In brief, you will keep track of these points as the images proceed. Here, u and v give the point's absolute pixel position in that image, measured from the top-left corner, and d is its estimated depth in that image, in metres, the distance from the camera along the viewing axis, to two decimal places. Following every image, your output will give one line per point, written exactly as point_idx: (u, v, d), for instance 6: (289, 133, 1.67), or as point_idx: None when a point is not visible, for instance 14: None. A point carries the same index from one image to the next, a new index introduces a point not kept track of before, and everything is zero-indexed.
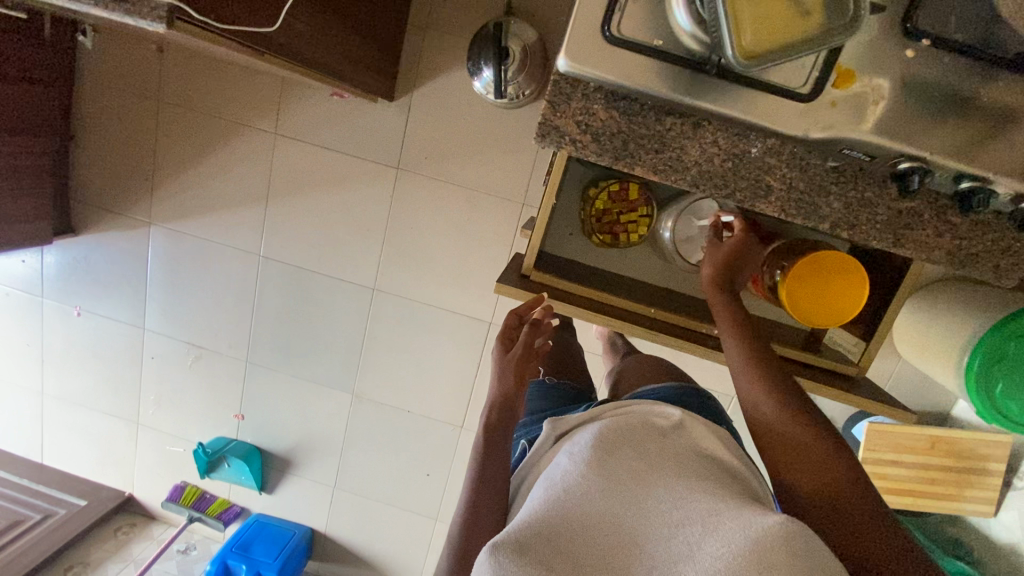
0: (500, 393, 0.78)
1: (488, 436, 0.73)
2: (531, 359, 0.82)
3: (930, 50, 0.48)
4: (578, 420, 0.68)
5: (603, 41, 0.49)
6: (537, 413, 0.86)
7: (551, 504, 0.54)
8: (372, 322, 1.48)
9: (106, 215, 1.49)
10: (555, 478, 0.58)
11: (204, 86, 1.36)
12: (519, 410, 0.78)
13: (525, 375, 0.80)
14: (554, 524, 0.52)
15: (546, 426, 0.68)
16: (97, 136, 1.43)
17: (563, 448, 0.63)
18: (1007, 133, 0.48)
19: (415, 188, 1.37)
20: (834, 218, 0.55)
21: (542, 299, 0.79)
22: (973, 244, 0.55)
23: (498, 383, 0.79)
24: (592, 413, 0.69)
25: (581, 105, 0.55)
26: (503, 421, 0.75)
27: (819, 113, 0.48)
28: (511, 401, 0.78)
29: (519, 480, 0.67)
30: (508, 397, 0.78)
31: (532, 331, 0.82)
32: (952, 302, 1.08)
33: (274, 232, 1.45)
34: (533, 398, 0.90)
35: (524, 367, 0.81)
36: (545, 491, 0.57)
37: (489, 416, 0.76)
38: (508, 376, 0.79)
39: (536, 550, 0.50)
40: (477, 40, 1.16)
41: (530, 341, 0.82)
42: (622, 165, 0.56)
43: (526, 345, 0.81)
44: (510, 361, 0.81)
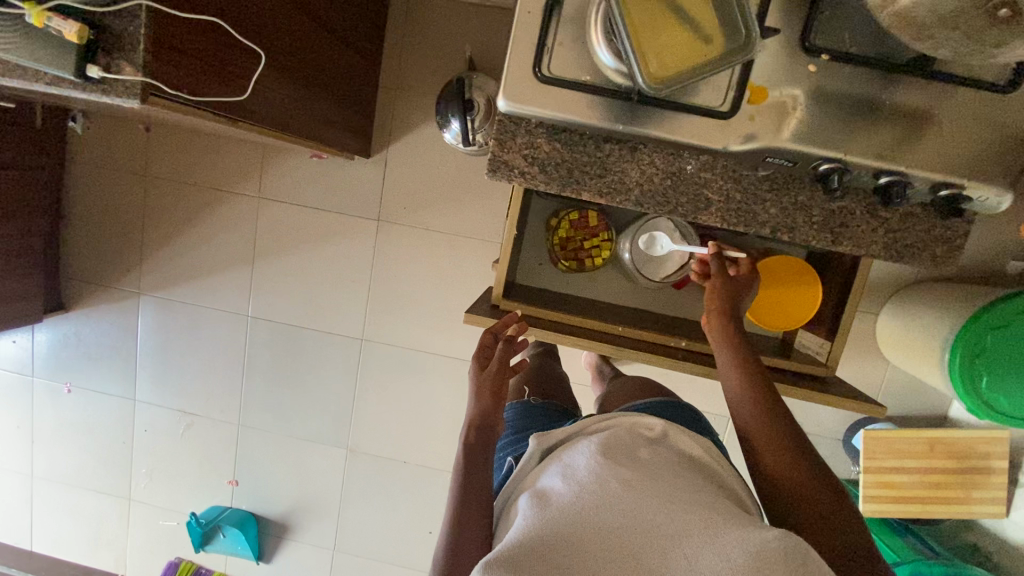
0: (477, 413, 0.73)
1: (467, 451, 0.69)
2: (508, 375, 0.77)
3: (830, 64, 0.51)
4: (563, 437, 0.69)
5: (536, 81, 0.54)
6: (521, 430, 0.85)
7: (541, 517, 0.54)
8: (362, 373, 1.49)
9: (95, 290, 1.52)
10: (542, 496, 0.58)
11: (189, 160, 1.43)
12: (500, 427, 0.73)
13: (503, 392, 0.75)
14: (545, 532, 0.52)
15: (531, 443, 0.69)
16: (88, 215, 1.48)
17: (549, 467, 0.63)
18: (915, 128, 0.52)
19: (396, 238, 1.42)
20: (772, 222, 0.58)
21: (515, 316, 0.80)
22: (906, 236, 0.58)
23: (474, 403, 0.74)
24: (576, 427, 0.70)
25: (526, 140, 0.59)
26: (481, 440, 0.71)
27: (739, 127, 0.53)
28: (490, 419, 0.73)
29: (503, 499, 0.66)
30: (487, 416, 0.72)
31: (506, 346, 0.78)
32: (928, 301, 1.12)
33: (260, 293, 1.48)
34: (516, 419, 0.88)
35: (501, 385, 0.75)
36: (533, 505, 0.57)
37: (466, 437, 0.71)
38: (484, 395, 0.74)
39: (527, 562, 0.50)
40: (442, 96, 1.24)
41: (506, 357, 0.77)
42: (570, 192, 0.60)
43: (502, 362, 0.76)
44: (485, 379, 0.75)
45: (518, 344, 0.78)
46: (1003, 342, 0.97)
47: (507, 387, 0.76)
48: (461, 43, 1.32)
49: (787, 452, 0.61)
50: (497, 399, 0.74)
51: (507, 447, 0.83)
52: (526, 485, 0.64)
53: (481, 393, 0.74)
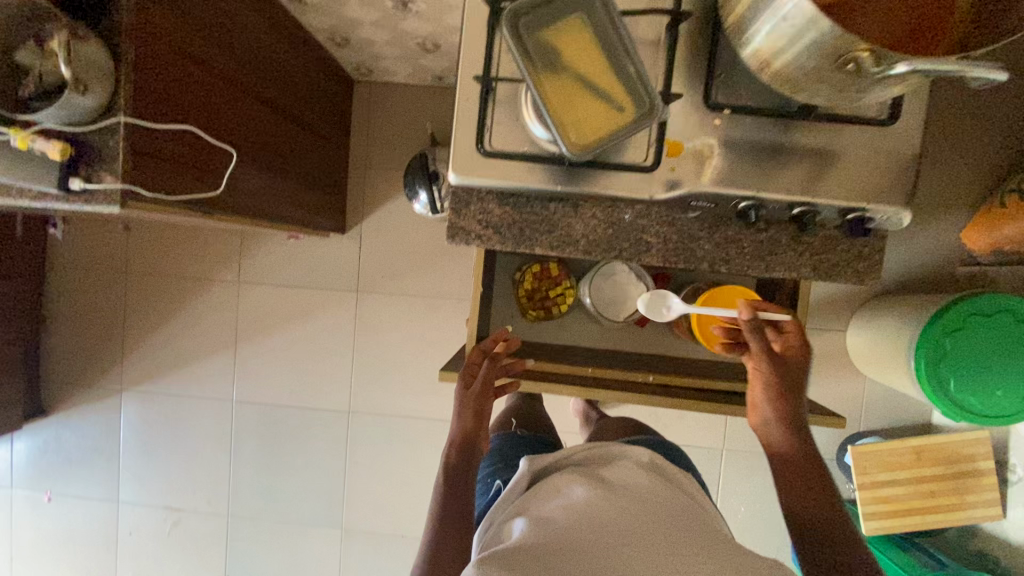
0: (459, 432, 0.78)
1: (451, 473, 0.76)
2: (492, 395, 0.80)
3: (733, 116, 0.59)
4: (551, 464, 0.78)
5: (480, 156, 0.61)
6: (506, 456, 0.94)
7: (540, 534, 0.61)
8: (351, 446, 1.48)
9: (76, 391, 1.51)
10: (541, 517, 0.65)
11: (169, 252, 1.48)
12: (480, 447, 0.79)
13: (485, 412, 0.79)
14: (544, 544, 0.59)
15: (523, 464, 0.77)
16: (69, 317, 1.50)
17: (545, 491, 0.71)
18: (813, 162, 0.58)
19: (376, 307, 1.45)
20: (709, 257, 0.64)
21: (504, 333, 0.83)
22: (831, 257, 0.63)
23: (458, 422, 0.79)
24: (563, 454, 0.79)
25: (478, 207, 0.65)
26: (462, 463, 0.77)
27: (663, 177, 0.59)
28: (472, 438, 0.79)
29: (490, 517, 0.72)
30: (467, 436, 0.78)
31: (492, 365, 0.81)
32: (889, 312, 1.17)
33: (244, 376, 1.49)
34: (504, 449, 0.96)
35: (484, 405, 0.79)
36: (532, 524, 0.64)
37: (449, 453, 0.78)
38: (466, 415, 0.78)
39: (524, 563, 0.57)
40: (408, 171, 1.32)
41: (490, 376, 0.80)
42: (523, 248, 0.66)
43: (487, 381, 0.80)
44: (468, 398, 0.79)
45: (503, 361, 0.82)
46: (961, 343, 1.02)
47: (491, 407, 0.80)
48: (423, 121, 1.43)
49: (805, 487, 0.69)
50: (479, 419, 0.78)
51: (494, 472, 0.91)
52: (519, 507, 0.71)
53: (463, 413, 0.78)
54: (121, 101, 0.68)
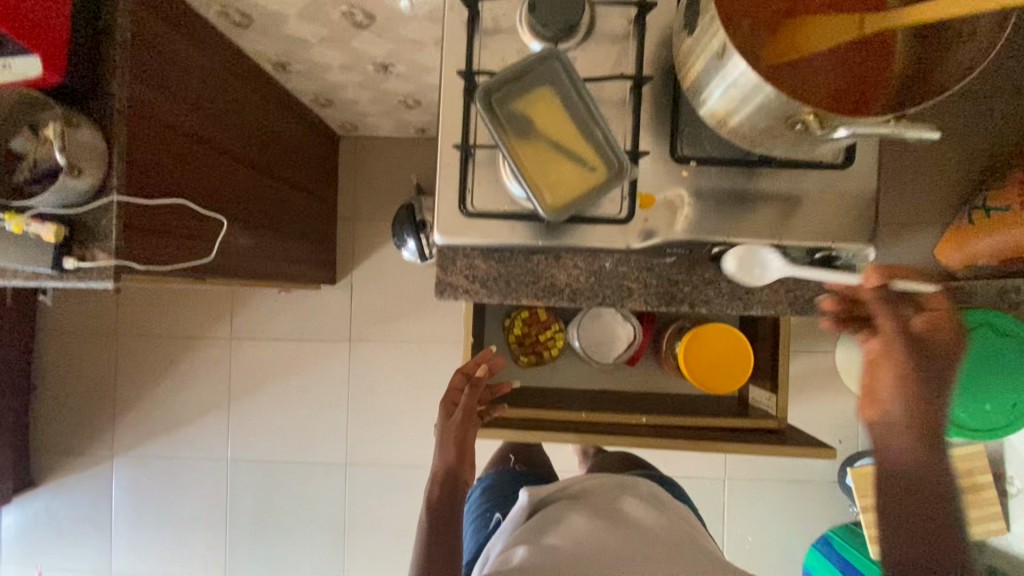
0: (441, 467, 0.79)
1: (436, 510, 0.76)
2: (474, 421, 0.81)
3: (700, 167, 0.62)
4: (548, 496, 0.79)
5: (464, 216, 0.63)
6: (504, 491, 0.96)
7: (540, 563, 0.64)
8: (350, 498, 1.45)
9: (66, 460, 1.48)
10: (541, 547, 0.67)
11: (159, 313, 1.48)
12: (464, 479, 0.80)
13: (468, 441, 0.80)
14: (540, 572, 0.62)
15: (523, 495, 0.78)
16: (58, 384, 1.49)
17: (545, 522, 0.73)
18: (779, 207, 0.62)
19: (369, 355, 1.46)
20: (689, 299, 0.67)
21: (487, 355, 0.83)
22: (805, 292, 0.66)
23: (441, 453, 0.80)
24: (559, 487, 0.80)
25: (464, 264, 0.68)
26: (446, 496, 0.78)
27: (638, 228, 0.62)
28: (455, 471, 0.79)
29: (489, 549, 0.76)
30: (450, 471, 0.79)
31: (473, 391, 0.82)
32: None
33: (238, 433, 1.47)
34: (501, 484, 0.98)
35: (465, 433, 0.80)
36: (531, 552, 0.66)
37: (432, 487, 0.79)
38: (448, 447, 0.79)
39: None
40: (395, 221, 1.35)
41: (471, 403, 0.81)
42: (511, 300, 0.68)
43: (468, 409, 0.81)
44: (451, 427, 0.80)
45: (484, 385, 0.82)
46: None
47: (473, 435, 0.81)
48: (408, 171, 1.47)
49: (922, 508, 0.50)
50: (461, 449, 0.80)
51: (492, 506, 0.93)
52: (517, 535, 0.73)
53: (445, 444, 0.79)
54: (114, 180, 0.71)
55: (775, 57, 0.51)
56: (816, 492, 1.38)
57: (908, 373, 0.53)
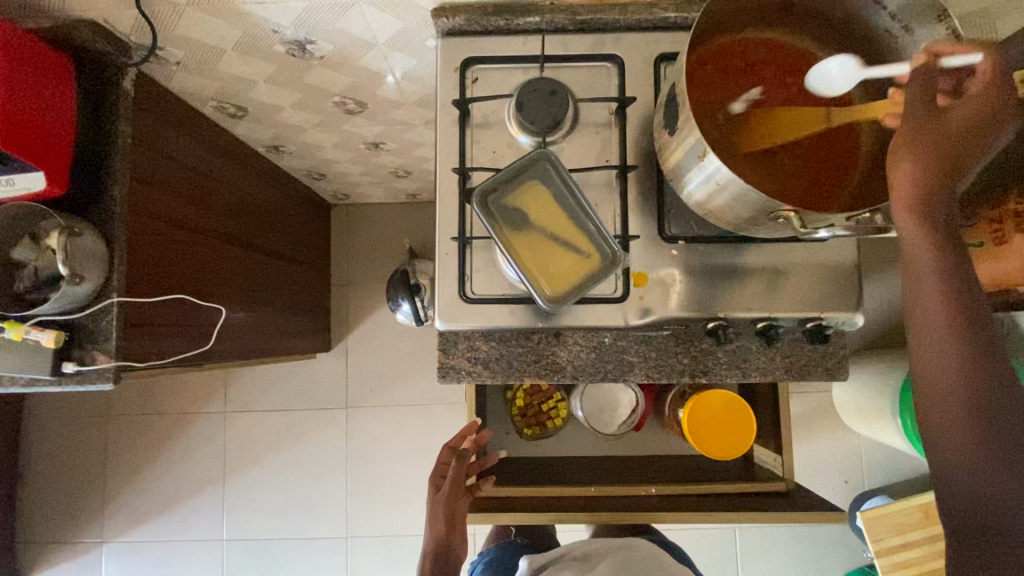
0: (433, 543, 0.80)
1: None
2: (462, 494, 0.81)
3: (689, 245, 0.65)
4: (551, 557, 0.85)
5: (463, 302, 0.65)
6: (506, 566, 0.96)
7: None
8: (353, 573, 1.40)
9: (52, 550, 1.42)
10: None
11: (151, 392, 1.45)
12: (456, 552, 0.81)
13: (456, 516, 0.80)
14: None
15: (523, 561, 0.84)
16: (45, 472, 1.44)
17: None
18: (765, 278, 0.64)
19: (368, 421, 1.44)
20: (689, 369, 0.68)
21: (470, 427, 0.82)
22: (800, 357, 0.68)
23: (431, 527, 0.81)
24: (562, 550, 0.85)
25: (466, 346, 0.69)
26: (440, 571, 0.80)
27: (635, 306, 0.64)
28: (445, 547, 0.80)
29: None
30: (441, 547, 0.80)
31: (460, 463, 0.81)
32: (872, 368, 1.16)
33: (235, 510, 1.43)
34: (505, 559, 0.97)
35: (454, 506, 0.80)
36: None
37: (425, 564, 0.81)
38: (438, 522, 0.80)
39: None
40: (389, 286, 1.36)
41: (457, 476, 0.81)
42: (513, 379, 0.69)
43: (456, 482, 0.81)
44: (439, 501, 0.81)
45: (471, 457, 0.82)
46: None
47: (461, 508, 0.81)
48: (400, 236, 1.50)
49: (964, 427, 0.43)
50: (450, 522, 0.80)
51: None
52: None
53: (434, 520, 0.80)
54: (114, 282, 0.72)
55: (758, 141, 0.54)
56: (828, 537, 1.36)
57: (931, 164, 0.44)
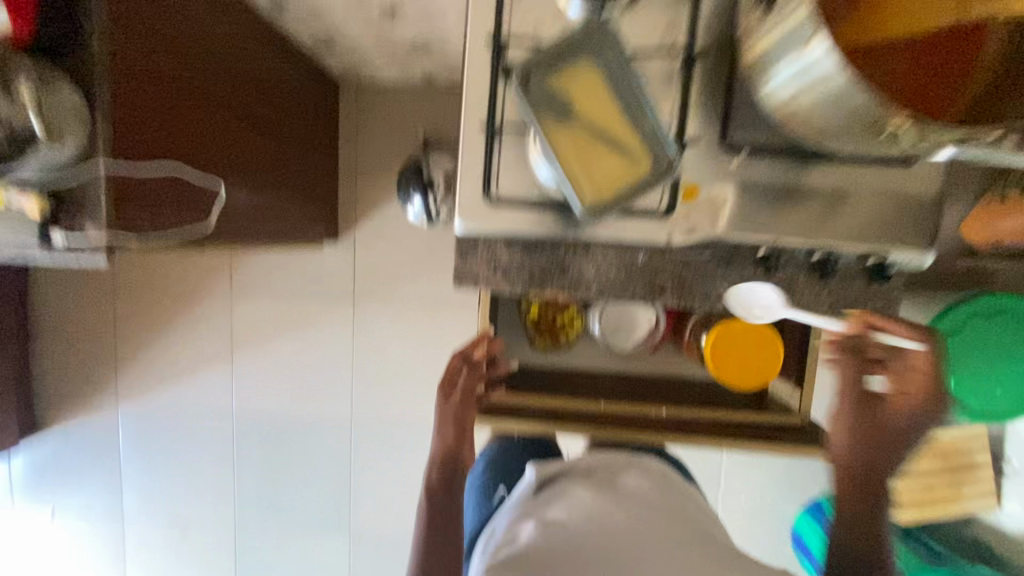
0: (440, 451, 0.78)
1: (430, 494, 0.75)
2: (472, 404, 0.80)
3: (752, 158, 0.56)
4: (557, 468, 0.79)
5: (486, 204, 0.58)
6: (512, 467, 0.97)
7: (546, 542, 0.64)
8: (356, 453, 1.48)
9: (71, 407, 1.49)
10: (549, 523, 0.67)
11: (156, 267, 1.43)
12: (464, 462, 0.78)
13: (466, 426, 0.79)
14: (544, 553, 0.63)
15: (530, 470, 0.78)
16: (56, 336, 1.46)
17: (555, 498, 0.72)
18: (833, 204, 0.57)
19: (375, 316, 1.43)
20: (725, 296, 0.63)
21: (485, 337, 0.79)
22: (847, 294, 0.63)
23: (439, 436, 0.78)
24: (570, 462, 0.79)
25: (486, 252, 0.63)
26: (446, 481, 0.76)
27: (679, 223, 0.57)
28: (453, 455, 0.78)
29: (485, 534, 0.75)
30: (449, 454, 0.77)
31: (472, 372, 0.79)
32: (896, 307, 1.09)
33: (243, 386, 1.47)
34: (503, 457, 0.99)
35: (464, 415, 0.79)
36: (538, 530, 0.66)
37: (430, 474, 0.77)
38: (447, 431, 0.78)
39: None
40: (401, 178, 1.28)
41: (469, 385, 0.79)
42: (535, 291, 0.64)
43: (466, 391, 0.79)
44: (449, 409, 0.79)
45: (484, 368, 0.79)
46: (965, 343, 0.95)
47: (471, 418, 0.79)
48: (414, 124, 1.38)
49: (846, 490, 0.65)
50: (461, 430, 0.78)
51: (496, 476, 0.96)
52: (526, 508, 0.72)
53: (443, 428, 0.78)
54: (98, 141, 0.65)
55: (866, 35, 0.46)
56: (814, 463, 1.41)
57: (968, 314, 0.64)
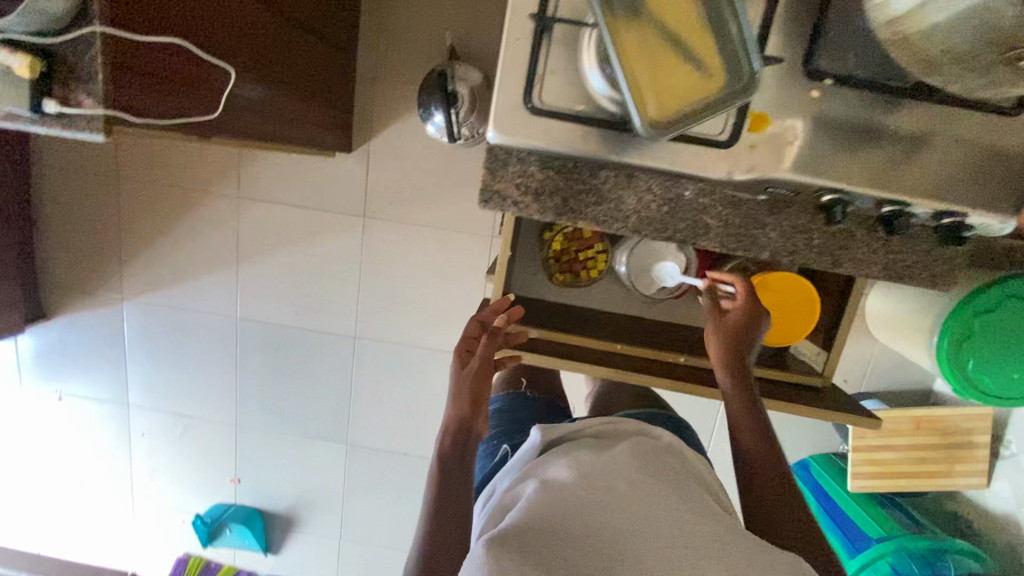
0: (454, 418, 0.79)
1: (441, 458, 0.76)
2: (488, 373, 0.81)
3: (835, 88, 0.50)
4: (565, 431, 0.76)
5: (526, 111, 0.51)
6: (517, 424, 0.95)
7: (548, 502, 0.61)
8: (357, 369, 1.48)
9: (75, 296, 1.48)
10: (551, 485, 0.63)
11: (159, 161, 1.37)
12: (476, 429, 0.79)
13: (481, 394, 0.80)
14: (546, 513, 0.59)
15: (535, 431, 0.75)
16: (58, 222, 1.42)
17: (558, 460, 0.69)
18: (912, 155, 0.50)
19: (385, 235, 1.39)
20: (772, 246, 0.58)
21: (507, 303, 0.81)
22: (906, 257, 0.57)
23: (454, 404, 0.80)
24: (577, 425, 0.77)
25: (517, 169, 0.57)
26: (458, 447, 0.77)
27: (740, 157, 0.51)
28: (466, 424, 0.79)
29: (486, 496, 0.73)
30: (462, 421, 0.79)
31: (490, 341, 0.80)
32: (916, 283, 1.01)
33: (248, 293, 1.45)
34: (514, 407, 0.99)
35: (480, 385, 0.80)
36: (540, 491, 0.63)
37: (443, 439, 0.78)
38: (462, 399, 0.79)
39: (528, 536, 0.56)
40: (423, 88, 1.18)
41: (486, 352, 0.80)
42: (565, 220, 0.59)
43: (484, 359, 0.80)
44: (465, 377, 0.80)
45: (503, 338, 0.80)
46: (991, 327, 0.92)
47: (486, 386, 0.80)
48: (441, 29, 1.25)
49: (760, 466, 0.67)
50: (476, 401, 0.80)
51: (501, 436, 0.93)
52: (529, 471, 0.69)
53: (459, 394, 0.80)
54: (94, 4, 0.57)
55: None
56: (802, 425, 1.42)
57: None
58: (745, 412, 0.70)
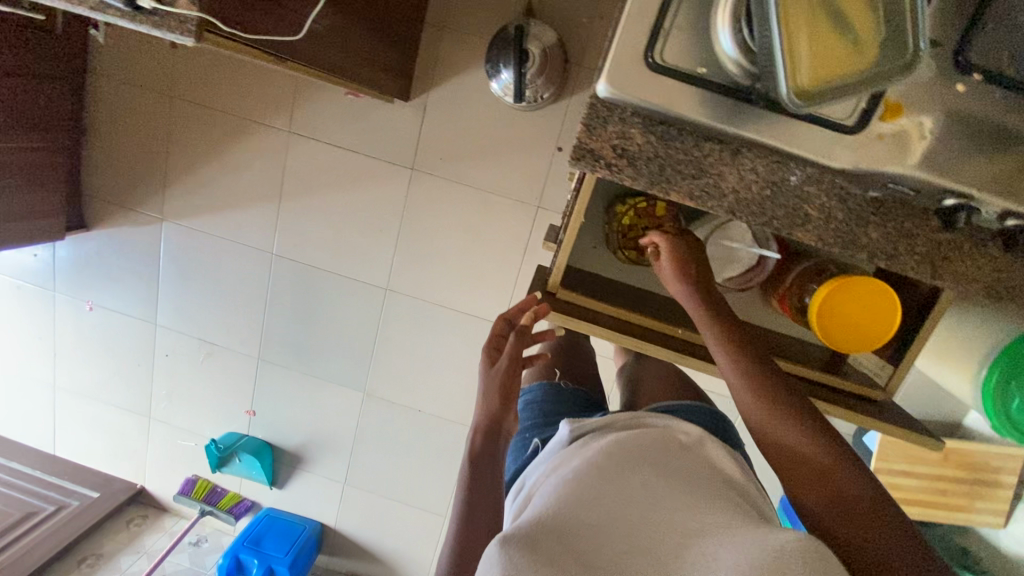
0: (485, 418, 0.81)
1: (473, 459, 0.77)
2: (518, 369, 0.85)
3: (982, 84, 0.48)
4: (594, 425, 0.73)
5: (646, 67, 0.48)
6: (548, 416, 0.95)
7: (562, 495, 0.59)
8: (384, 321, 1.48)
9: (116, 209, 1.48)
10: (569, 478, 0.61)
11: (214, 84, 1.35)
12: (506, 428, 0.81)
13: (511, 391, 0.83)
14: (561, 507, 0.57)
15: (563, 427, 0.73)
16: (107, 133, 1.42)
17: (579, 453, 0.66)
18: None
19: (431, 190, 1.36)
20: (872, 247, 0.54)
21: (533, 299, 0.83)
22: (1013, 277, 0.54)
23: (484, 404, 0.83)
24: (606, 420, 0.74)
25: (617, 129, 0.54)
26: (488, 446, 0.79)
27: (865, 145, 0.48)
28: (497, 422, 0.81)
29: (515, 495, 0.72)
30: (493, 420, 0.81)
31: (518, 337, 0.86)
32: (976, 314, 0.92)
33: (286, 229, 1.45)
34: (550, 398, 0.99)
35: (510, 383, 0.83)
36: (556, 484, 0.61)
37: (473, 441, 0.80)
38: (492, 397, 0.82)
39: (544, 531, 0.54)
40: (495, 42, 1.16)
41: (516, 348, 0.85)
42: (657, 190, 0.54)
43: (513, 356, 0.85)
44: (494, 376, 0.84)
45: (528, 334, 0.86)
46: None
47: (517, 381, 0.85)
48: None
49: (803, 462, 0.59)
50: (505, 399, 0.83)
51: (533, 430, 0.94)
52: (553, 466, 0.68)
53: (489, 391, 0.83)
54: None
55: None
56: (834, 426, 1.38)
57: None
58: (756, 394, 0.65)
